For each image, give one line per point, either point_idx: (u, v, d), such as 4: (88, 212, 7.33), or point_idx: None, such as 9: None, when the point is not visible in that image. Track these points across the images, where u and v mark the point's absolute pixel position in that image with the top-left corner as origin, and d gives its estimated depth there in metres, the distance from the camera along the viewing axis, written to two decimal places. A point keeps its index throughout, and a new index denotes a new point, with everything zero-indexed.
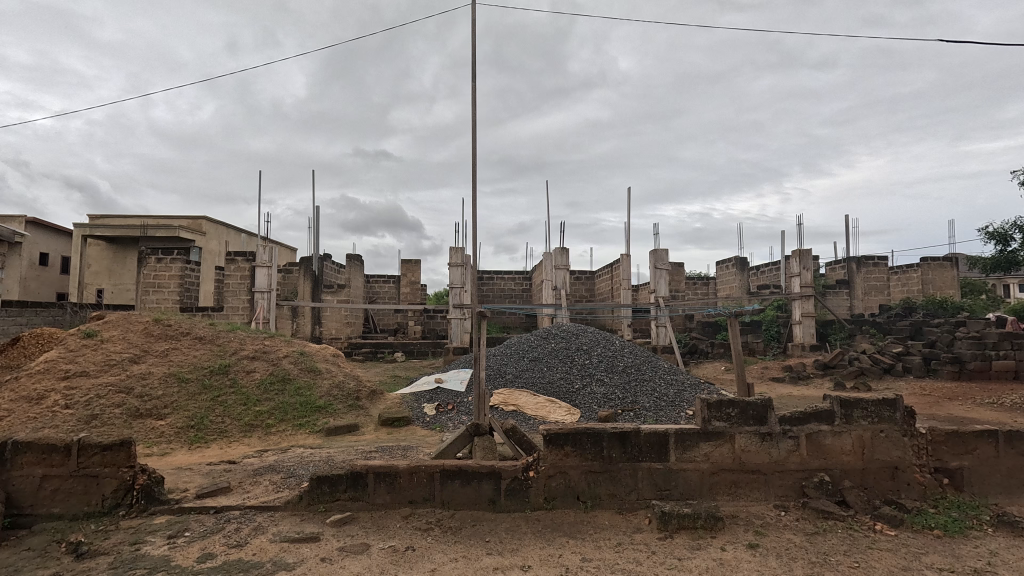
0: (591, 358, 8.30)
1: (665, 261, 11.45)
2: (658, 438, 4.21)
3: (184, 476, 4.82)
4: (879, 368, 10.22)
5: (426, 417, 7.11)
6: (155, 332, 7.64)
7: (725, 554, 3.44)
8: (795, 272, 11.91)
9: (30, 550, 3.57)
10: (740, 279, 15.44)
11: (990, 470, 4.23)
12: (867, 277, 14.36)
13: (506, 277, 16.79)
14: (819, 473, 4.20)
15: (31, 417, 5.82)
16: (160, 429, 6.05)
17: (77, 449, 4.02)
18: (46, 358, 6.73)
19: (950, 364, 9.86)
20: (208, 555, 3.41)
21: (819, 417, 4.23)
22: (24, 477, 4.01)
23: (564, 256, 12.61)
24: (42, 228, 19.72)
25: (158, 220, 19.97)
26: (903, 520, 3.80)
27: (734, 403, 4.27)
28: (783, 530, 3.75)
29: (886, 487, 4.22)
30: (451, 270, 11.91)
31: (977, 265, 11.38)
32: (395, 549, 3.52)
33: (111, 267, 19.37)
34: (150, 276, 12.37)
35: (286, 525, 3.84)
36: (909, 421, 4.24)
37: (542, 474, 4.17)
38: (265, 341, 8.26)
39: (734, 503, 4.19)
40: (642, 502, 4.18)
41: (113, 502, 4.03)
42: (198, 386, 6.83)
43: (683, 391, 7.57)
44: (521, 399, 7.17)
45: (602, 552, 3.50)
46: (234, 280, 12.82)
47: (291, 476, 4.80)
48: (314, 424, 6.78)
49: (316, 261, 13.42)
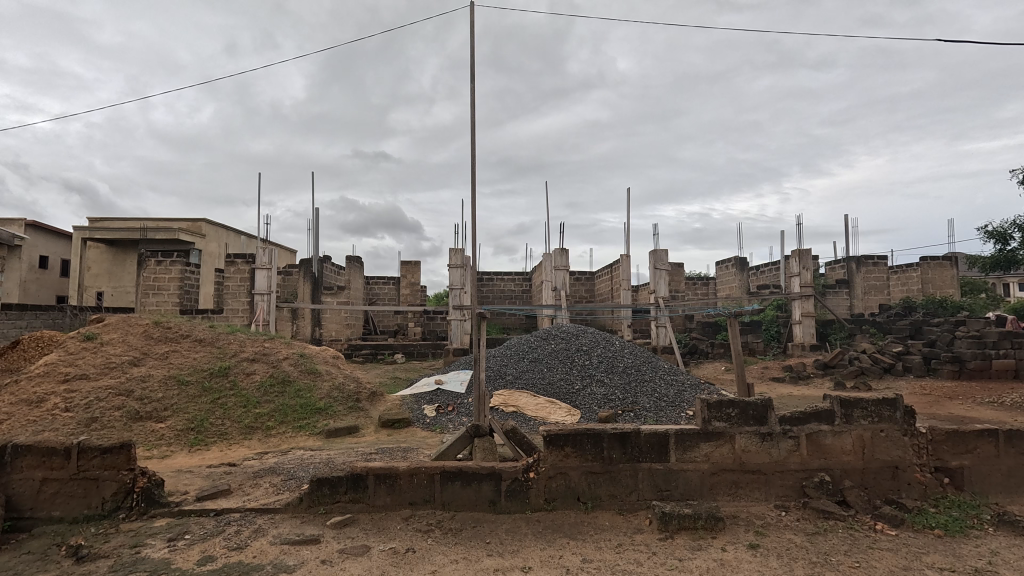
0: (592, 359, 8.30)
1: (664, 261, 11.46)
2: (658, 439, 4.21)
3: (184, 478, 4.82)
4: (879, 367, 10.22)
5: (426, 418, 7.10)
6: (155, 334, 7.64)
7: (725, 554, 3.44)
8: (795, 272, 11.91)
9: (30, 553, 3.56)
10: (740, 279, 15.45)
11: (991, 470, 4.23)
12: (867, 277, 14.36)
13: (506, 278, 16.80)
14: (820, 473, 4.19)
15: (31, 420, 5.82)
16: (160, 432, 6.04)
17: (77, 452, 4.02)
18: (46, 361, 6.73)
19: (950, 363, 9.86)
20: (208, 557, 3.41)
21: (819, 417, 4.24)
22: (24, 480, 4.01)
23: (564, 257, 12.62)
24: (42, 231, 19.74)
25: (158, 222, 19.97)
26: (903, 519, 3.79)
27: (734, 403, 4.28)
28: (783, 530, 3.75)
29: (886, 487, 4.21)
30: (451, 271, 11.92)
31: (976, 264, 11.40)
32: (395, 551, 3.52)
33: (111, 269, 19.38)
34: (150, 279, 12.37)
35: (287, 527, 3.84)
36: (909, 421, 4.24)
37: (542, 475, 4.17)
38: (265, 343, 8.27)
39: (734, 503, 4.19)
40: (642, 503, 4.17)
41: (113, 505, 4.03)
42: (198, 389, 6.82)
43: (683, 391, 7.58)
44: (521, 400, 7.18)
45: (603, 553, 3.50)
46: (233, 282, 12.83)
47: (291, 478, 4.79)
48: (314, 426, 6.78)
49: (316, 262, 13.42)
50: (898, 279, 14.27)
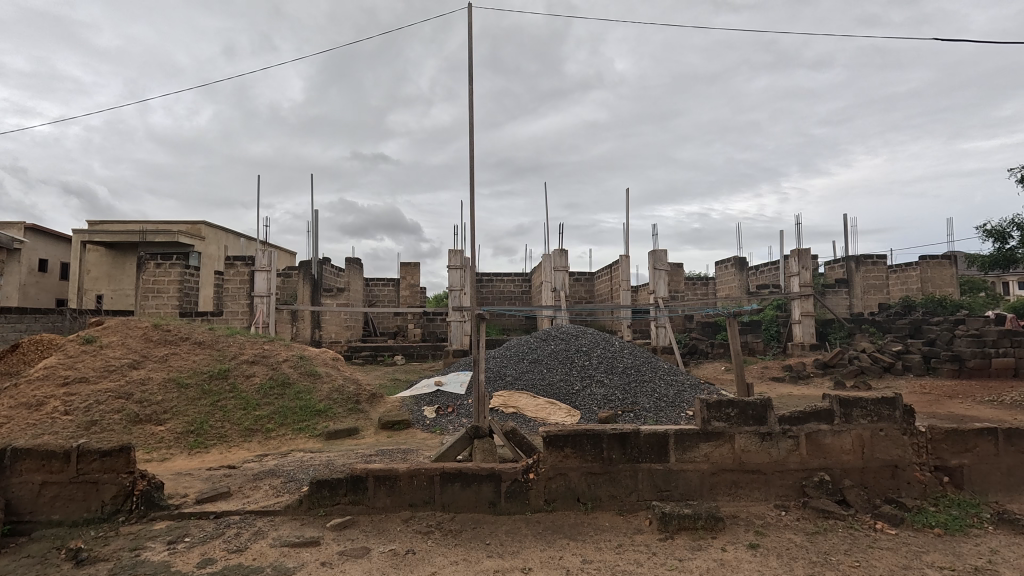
0: (591, 359, 8.29)
1: (664, 261, 11.46)
2: (658, 439, 4.21)
3: (183, 481, 4.82)
4: (879, 366, 10.22)
5: (426, 419, 7.11)
6: (155, 337, 7.63)
7: (726, 554, 3.44)
8: (794, 271, 11.93)
9: (30, 556, 3.56)
10: (739, 279, 15.45)
11: (991, 468, 4.23)
12: (867, 276, 14.37)
13: (506, 279, 16.81)
14: (819, 472, 4.20)
15: (31, 423, 5.81)
16: (160, 434, 6.04)
17: (76, 455, 4.01)
18: (46, 364, 6.73)
19: (950, 362, 9.86)
20: (208, 560, 3.41)
21: (819, 416, 4.24)
22: (24, 484, 4.00)
23: (564, 257, 12.63)
24: (41, 234, 19.73)
25: (157, 225, 19.97)
26: (903, 519, 3.79)
27: (734, 403, 4.28)
28: (784, 530, 3.75)
29: (886, 486, 4.22)
30: (451, 272, 11.91)
31: (976, 263, 11.41)
32: (395, 553, 3.51)
33: (110, 272, 19.40)
34: (149, 281, 12.37)
35: (287, 530, 3.84)
36: (909, 420, 4.24)
37: (542, 476, 4.17)
38: (265, 345, 8.27)
39: (734, 503, 4.19)
40: (642, 503, 4.17)
41: (113, 508, 4.02)
42: (198, 392, 6.82)
43: (683, 391, 7.58)
44: (521, 401, 7.17)
45: (603, 554, 3.50)
46: (233, 284, 12.83)
47: (291, 480, 4.79)
48: (314, 428, 6.77)
49: (316, 264, 13.44)
50: (898, 279, 14.29)
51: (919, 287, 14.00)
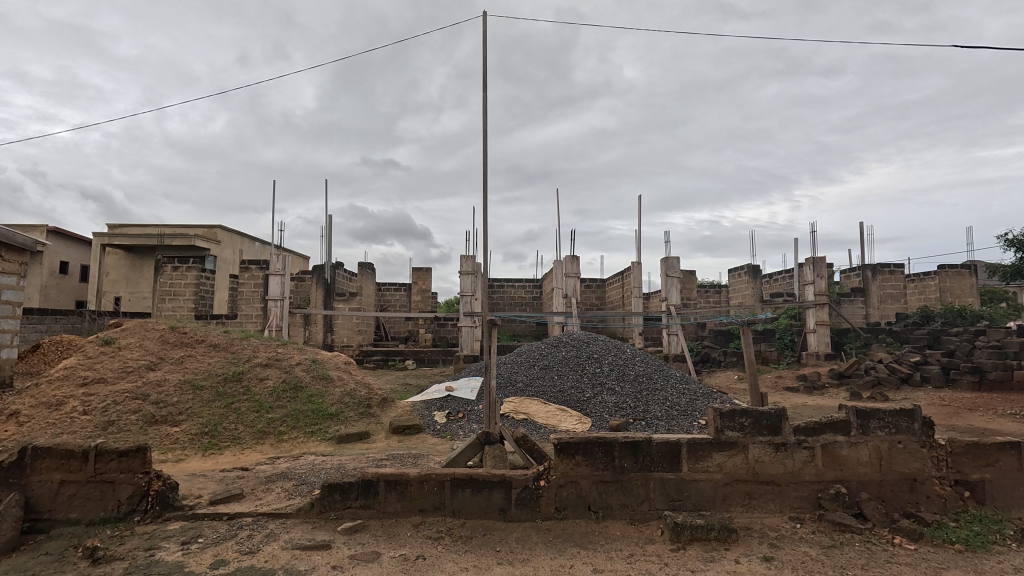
0: (602, 367, 8.25)
1: (676, 269, 11.40)
2: (670, 448, 4.17)
3: (198, 482, 4.88)
4: (896, 377, 10.04)
5: (436, 424, 7.14)
6: (172, 339, 7.74)
7: (739, 567, 3.39)
8: (808, 280, 11.81)
9: (48, 554, 3.62)
10: (751, 287, 15.32)
11: (1014, 484, 4.11)
12: (884, 285, 14.15)
13: (517, 285, 16.86)
14: (835, 485, 4.13)
15: (50, 422, 5.92)
16: (174, 436, 6.12)
17: (94, 455, 4.08)
18: (65, 365, 6.86)
19: (970, 373, 9.65)
20: (221, 562, 3.43)
21: (835, 428, 4.17)
22: (43, 482, 4.06)
23: (575, 264, 12.63)
24: (63, 237, 20.19)
25: (175, 228, 20.35)
26: (922, 534, 3.70)
27: (747, 412, 4.23)
28: (798, 543, 3.69)
29: (904, 500, 4.12)
30: (462, 278, 11.95)
31: (999, 272, 11.14)
32: (405, 557, 3.52)
33: (128, 274, 19.74)
34: (165, 284, 12.56)
35: (298, 532, 3.86)
36: (927, 433, 4.15)
37: (553, 483, 4.13)
38: (278, 349, 8.35)
39: (747, 514, 4.13)
40: (653, 513, 4.13)
41: (128, 508, 4.08)
42: (211, 394, 6.90)
43: (695, 400, 7.53)
44: (531, 408, 7.12)
45: (613, 563, 3.47)
46: (248, 287, 12.96)
47: (303, 483, 4.83)
48: (327, 431, 6.82)
49: (329, 269, 13.37)
50: (915, 288, 14.24)
51: (937, 296, 13.92)
